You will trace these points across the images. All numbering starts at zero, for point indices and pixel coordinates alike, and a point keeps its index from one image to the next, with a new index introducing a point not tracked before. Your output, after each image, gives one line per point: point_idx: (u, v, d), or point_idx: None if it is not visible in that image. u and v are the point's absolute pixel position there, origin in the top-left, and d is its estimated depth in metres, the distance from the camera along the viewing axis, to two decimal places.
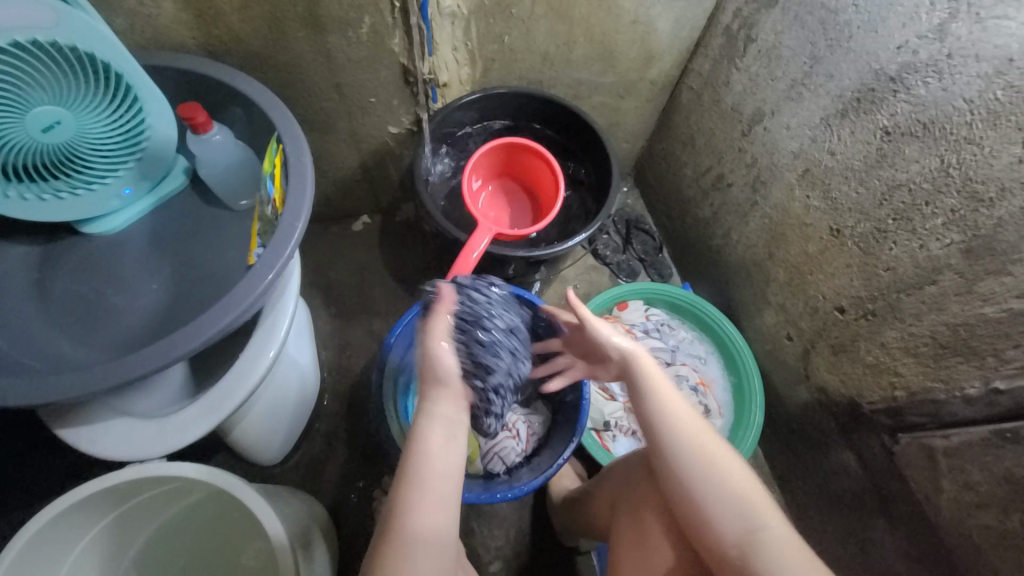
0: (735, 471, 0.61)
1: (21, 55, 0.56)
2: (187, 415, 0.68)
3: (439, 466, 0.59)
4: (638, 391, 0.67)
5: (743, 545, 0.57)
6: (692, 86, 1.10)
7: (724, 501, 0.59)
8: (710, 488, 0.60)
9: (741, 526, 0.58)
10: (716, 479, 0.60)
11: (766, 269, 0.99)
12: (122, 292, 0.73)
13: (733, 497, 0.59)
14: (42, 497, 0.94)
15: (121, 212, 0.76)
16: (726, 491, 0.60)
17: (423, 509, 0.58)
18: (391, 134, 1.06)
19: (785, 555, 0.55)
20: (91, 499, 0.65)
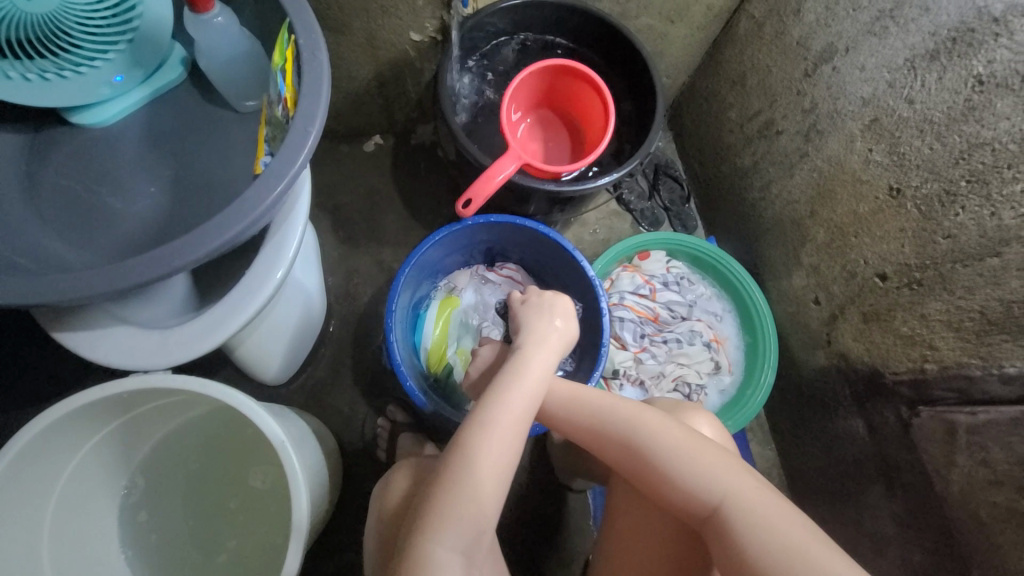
0: (684, 444, 0.61)
1: None
2: (190, 329, 0.65)
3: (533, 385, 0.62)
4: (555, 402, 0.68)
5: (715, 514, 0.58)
6: (753, 15, 0.98)
7: (674, 470, 0.60)
8: (656, 458, 0.61)
9: (696, 491, 0.59)
10: (661, 449, 0.62)
11: (805, 228, 0.93)
12: (117, 192, 0.67)
13: (683, 465, 0.60)
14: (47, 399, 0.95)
15: (110, 104, 0.67)
16: (672, 459, 0.61)
17: (504, 427, 0.58)
18: (413, 43, 0.95)
19: (756, 520, 0.55)
20: (97, 404, 0.64)
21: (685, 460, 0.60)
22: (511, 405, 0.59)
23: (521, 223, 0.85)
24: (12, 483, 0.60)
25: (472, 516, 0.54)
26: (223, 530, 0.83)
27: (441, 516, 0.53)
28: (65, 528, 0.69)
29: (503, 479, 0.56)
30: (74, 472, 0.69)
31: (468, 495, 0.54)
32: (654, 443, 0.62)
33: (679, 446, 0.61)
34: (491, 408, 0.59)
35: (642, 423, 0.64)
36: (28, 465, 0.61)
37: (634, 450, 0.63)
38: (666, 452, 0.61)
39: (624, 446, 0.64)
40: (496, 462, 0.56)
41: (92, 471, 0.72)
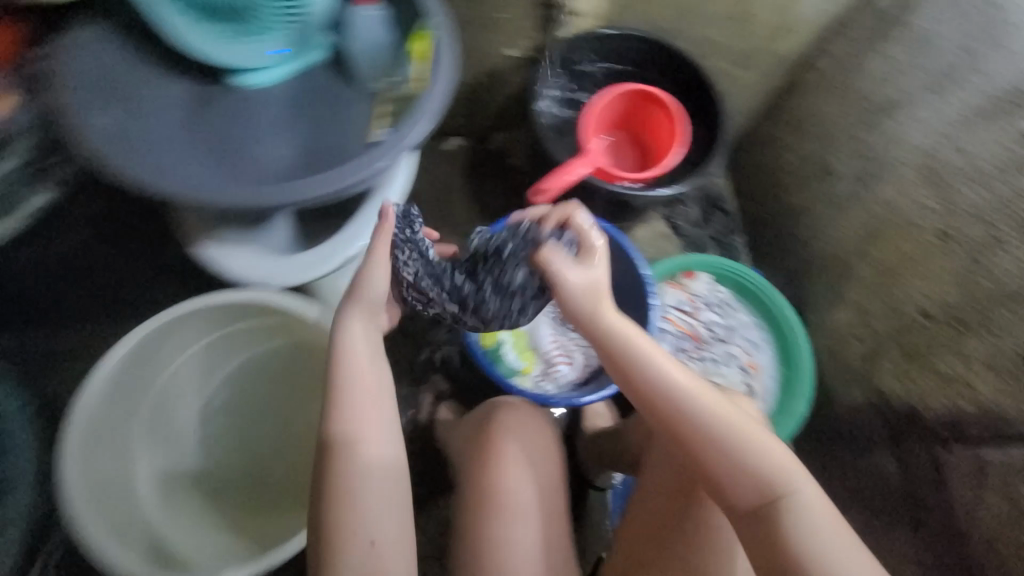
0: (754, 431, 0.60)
1: None
2: (299, 260, 0.81)
3: (364, 393, 0.62)
4: (623, 350, 0.63)
5: (768, 505, 0.57)
6: (820, 68, 1.06)
7: (735, 452, 0.59)
8: (719, 439, 0.59)
9: (756, 481, 0.58)
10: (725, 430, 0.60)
11: (852, 266, 0.97)
12: (256, 140, 0.79)
13: (747, 450, 0.59)
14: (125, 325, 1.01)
15: (265, 71, 0.81)
16: (737, 444, 0.59)
17: (367, 433, 0.60)
18: (505, 58, 1.07)
19: (813, 516, 0.56)
20: (221, 305, 0.80)
21: (747, 443, 0.59)
22: (371, 409, 0.62)
23: None
24: (128, 363, 0.76)
25: (357, 521, 0.57)
26: (271, 462, 0.88)
27: (337, 514, 0.58)
28: (158, 413, 0.84)
29: (384, 494, 0.59)
30: (189, 359, 0.85)
31: (357, 502, 0.58)
32: (722, 421, 0.60)
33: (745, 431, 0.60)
34: (350, 415, 0.61)
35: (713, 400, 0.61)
36: (158, 337, 0.78)
37: (687, 422, 0.61)
38: (732, 433, 0.60)
39: (679, 416, 0.61)
40: (374, 470, 0.59)
41: (188, 374, 0.86)
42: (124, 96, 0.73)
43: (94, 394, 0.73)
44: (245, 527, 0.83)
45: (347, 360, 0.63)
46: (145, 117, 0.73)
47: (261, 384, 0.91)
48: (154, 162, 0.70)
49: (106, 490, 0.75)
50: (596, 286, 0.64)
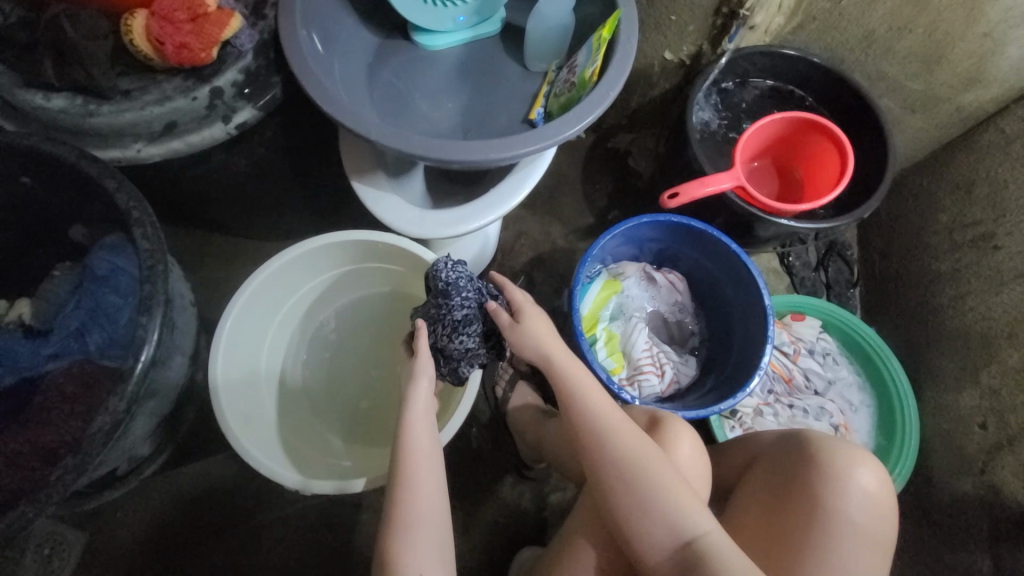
0: (694, 512, 0.62)
1: None
2: (441, 217, 0.81)
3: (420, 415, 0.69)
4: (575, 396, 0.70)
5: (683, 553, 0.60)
6: (1004, 129, 0.97)
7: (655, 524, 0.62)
8: (650, 508, 0.62)
9: (672, 551, 0.61)
10: (644, 493, 0.63)
11: (996, 348, 0.89)
12: (428, 97, 0.85)
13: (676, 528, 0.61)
14: (256, 246, 1.07)
15: (448, 36, 0.86)
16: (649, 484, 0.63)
17: (421, 487, 0.65)
18: (662, 60, 1.07)
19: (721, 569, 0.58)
20: (356, 244, 0.83)
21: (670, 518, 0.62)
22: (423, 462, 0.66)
23: (716, 236, 0.92)
24: (270, 282, 0.81)
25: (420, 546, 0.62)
26: (363, 394, 0.94)
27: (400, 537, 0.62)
28: (281, 331, 0.90)
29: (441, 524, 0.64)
30: (311, 286, 0.89)
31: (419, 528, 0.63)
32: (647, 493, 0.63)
33: (641, 488, 0.63)
34: (410, 468, 0.65)
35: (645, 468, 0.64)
36: (292, 264, 0.82)
37: (611, 490, 0.65)
38: (657, 510, 0.62)
39: (601, 478, 0.66)
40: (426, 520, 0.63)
41: (310, 301, 0.91)
42: (321, 28, 0.77)
43: (240, 307, 0.79)
44: (357, 438, 0.91)
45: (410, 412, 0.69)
46: (337, 54, 0.79)
47: (368, 323, 0.96)
48: (334, 91, 0.71)
49: (247, 391, 0.81)
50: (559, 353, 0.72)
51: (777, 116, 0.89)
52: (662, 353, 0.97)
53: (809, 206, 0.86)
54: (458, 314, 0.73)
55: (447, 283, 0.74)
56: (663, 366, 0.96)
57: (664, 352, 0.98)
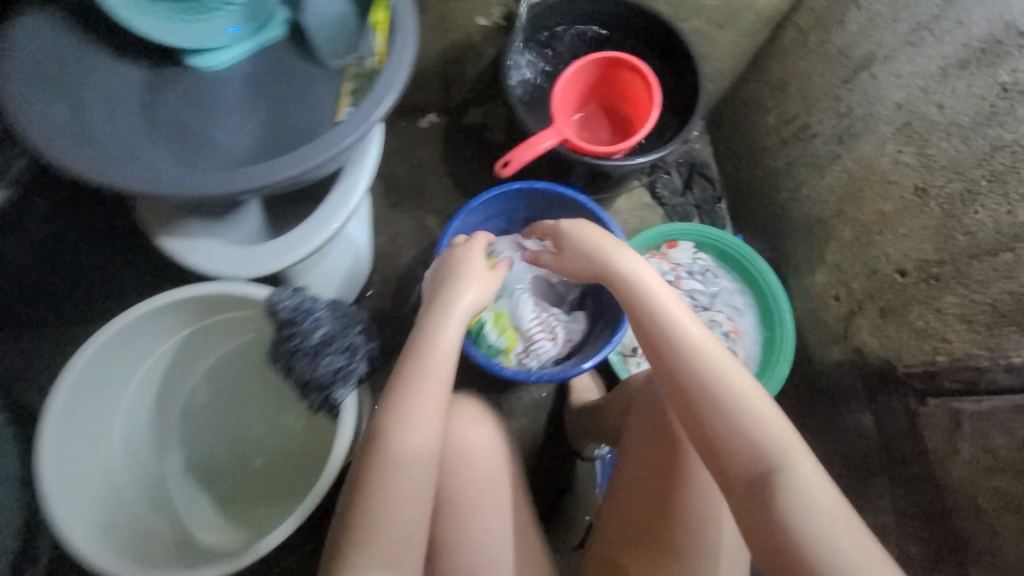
0: (729, 371, 0.63)
1: None
2: (270, 248, 0.76)
3: (433, 385, 0.63)
4: (652, 314, 0.68)
5: (766, 470, 0.58)
6: (799, 25, 1.04)
7: (734, 435, 0.60)
8: (734, 422, 0.61)
9: (751, 466, 0.59)
10: (740, 414, 0.61)
11: (831, 226, 0.97)
12: (220, 126, 0.77)
13: (750, 439, 0.60)
14: None
15: (223, 50, 0.78)
16: (724, 392, 0.62)
17: (415, 457, 0.58)
18: (479, 28, 1.04)
19: (805, 490, 0.56)
20: (179, 305, 0.75)
21: (753, 432, 0.60)
22: (420, 446, 0.59)
23: (562, 193, 0.95)
24: (92, 371, 0.72)
25: (398, 542, 0.55)
26: (248, 457, 0.88)
27: (379, 519, 0.55)
28: (136, 416, 0.81)
29: (419, 514, 0.57)
30: (154, 359, 0.81)
31: (399, 514, 0.56)
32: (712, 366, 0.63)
33: (734, 408, 0.61)
34: (402, 415, 0.61)
35: (709, 350, 0.64)
36: (116, 345, 0.74)
37: (708, 420, 0.62)
38: (733, 422, 0.61)
39: (707, 418, 0.62)
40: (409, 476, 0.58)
41: (160, 374, 0.83)
42: (58, 85, 0.69)
43: (60, 414, 0.69)
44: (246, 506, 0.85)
45: (423, 378, 0.63)
46: (93, 106, 0.71)
47: (237, 381, 0.89)
48: (101, 156, 0.65)
49: (97, 493, 0.73)
50: (630, 272, 0.72)
51: (582, 60, 0.88)
52: (550, 317, 0.99)
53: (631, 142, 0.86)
54: (314, 337, 0.68)
55: (295, 307, 0.69)
56: (553, 329, 0.97)
57: (552, 315, 0.99)
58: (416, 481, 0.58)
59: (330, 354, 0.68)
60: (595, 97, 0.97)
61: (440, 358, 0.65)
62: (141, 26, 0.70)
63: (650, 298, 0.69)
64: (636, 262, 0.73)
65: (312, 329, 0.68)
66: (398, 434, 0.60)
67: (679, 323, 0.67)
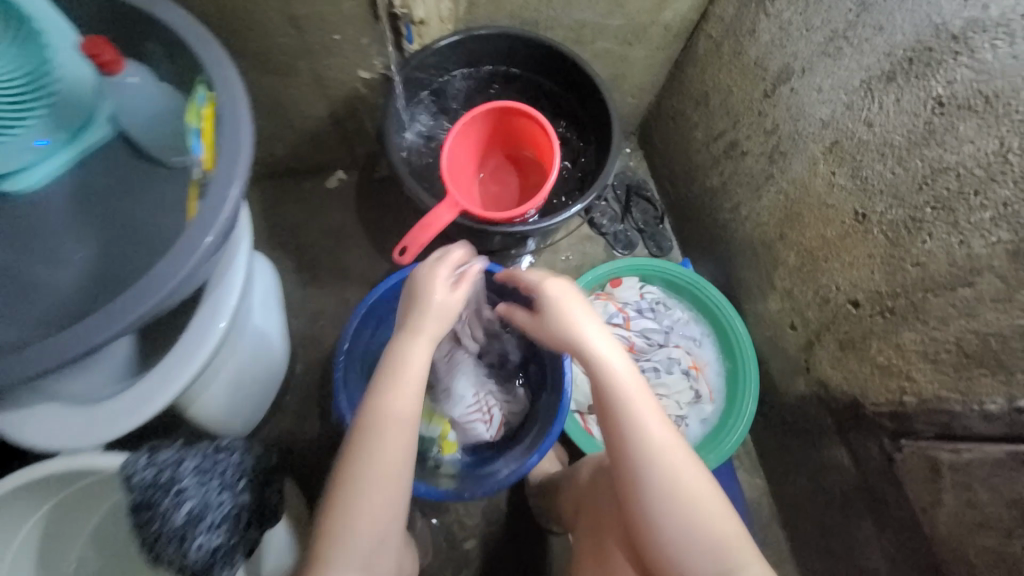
0: (688, 471, 0.58)
1: None
2: (123, 402, 0.63)
3: (393, 424, 0.57)
4: (616, 406, 0.59)
5: None
6: (711, 35, 0.95)
7: (691, 548, 0.56)
8: (686, 532, 0.56)
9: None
10: (692, 522, 0.56)
11: (776, 251, 0.89)
12: (47, 264, 0.64)
13: (708, 549, 0.55)
14: None
15: (36, 168, 0.65)
16: (679, 498, 0.57)
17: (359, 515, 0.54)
18: (363, 81, 0.91)
19: None
20: (23, 487, 0.63)
21: (709, 541, 0.56)
22: (374, 492, 0.54)
23: None
24: None
25: None
26: None
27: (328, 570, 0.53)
28: None
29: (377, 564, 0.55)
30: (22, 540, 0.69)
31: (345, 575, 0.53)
32: (672, 492, 0.57)
33: (687, 518, 0.56)
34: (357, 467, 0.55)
35: (681, 478, 0.57)
36: None
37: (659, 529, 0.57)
38: (687, 530, 0.56)
39: (658, 525, 0.57)
40: (389, 472, 0.55)
41: (33, 553, 0.71)
42: None
43: None
44: None
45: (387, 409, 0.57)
46: None
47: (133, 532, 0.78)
48: None
49: None
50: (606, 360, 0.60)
51: (466, 117, 0.77)
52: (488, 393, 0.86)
53: (534, 204, 0.76)
54: (176, 519, 0.56)
55: (149, 484, 0.57)
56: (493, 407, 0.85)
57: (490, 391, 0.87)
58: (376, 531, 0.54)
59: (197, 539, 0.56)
60: (497, 146, 0.87)
61: (407, 382, 0.59)
62: None
63: (627, 408, 0.59)
64: (614, 347, 0.61)
65: (175, 508, 0.57)
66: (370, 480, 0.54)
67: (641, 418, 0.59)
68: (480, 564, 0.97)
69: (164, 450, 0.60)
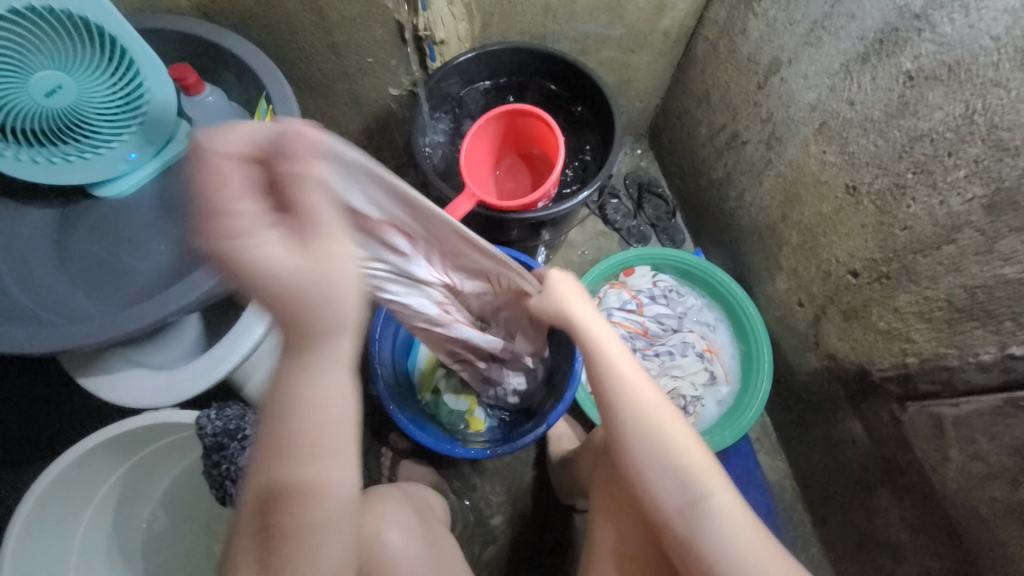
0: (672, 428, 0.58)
1: (30, 27, 0.62)
2: (194, 368, 0.74)
3: (305, 430, 0.44)
4: (601, 367, 0.59)
5: (698, 526, 0.54)
6: (707, 37, 1.03)
7: (671, 493, 0.56)
8: (665, 482, 0.56)
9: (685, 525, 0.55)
10: (672, 472, 0.56)
11: (779, 232, 0.94)
12: (130, 252, 0.77)
13: (688, 495, 0.55)
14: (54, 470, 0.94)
15: (127, 176, 0.79)
16: (662, 452, 0.57)
17: (293, 529, 0.46)
18: (392, 97, 1.04)
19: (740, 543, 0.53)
20: (113, 442, 0.75)
21: (689, 485, 0.56)
22: (299, 508, 0.46)
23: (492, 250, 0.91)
24: (36, 527, 0.71)
25: None
26: None
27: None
28: (93, 558, 0.80)
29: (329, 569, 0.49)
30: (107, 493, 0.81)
31: None
32: (647, 433, 0.57)
33: (668, 468, 0.56)
34: (273, 484, 0.45)
35: (667, 441, 0.57)
36: (58, 494, 0.73)
37: (639, 478, 0.58)
38: (668, 478, 0.56)
39: (641, 474, 0.57)
40: (318, 484, 0.46)
41: (112, 508, 0.82)
42: None
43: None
44: None
45: (289, 419, 0.44)
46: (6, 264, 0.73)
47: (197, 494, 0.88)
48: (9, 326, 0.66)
49: None
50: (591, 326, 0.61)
51: (481, 119, 0.87)
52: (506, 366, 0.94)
53: (546, 192, 0.85)
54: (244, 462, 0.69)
55: (222, 433, 0.69)
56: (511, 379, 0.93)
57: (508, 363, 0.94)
58: (318, 544, 0.47)
59: None
60: (510, 146, 0.96)
61: (313, 387, 0.43)
62: (36, 175, 0.71)
63: (605, 357, 0.60)
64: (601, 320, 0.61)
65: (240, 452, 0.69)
66: (292, 487, 0.45)
67: (627, 382, 0.59)
68: (506, 540, 1.02)
69: (232, 406, 0.72)
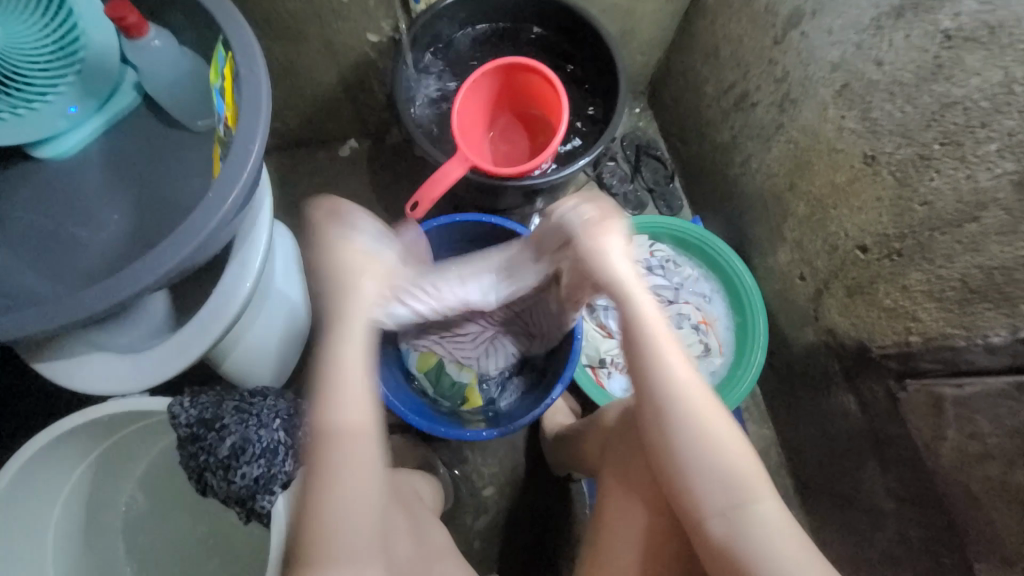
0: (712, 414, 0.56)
1: None
2: (160, 353, 0.68)
3: (351, 387, 0.53)
4: (641, 346, 0.57)
5: (734, 512, 0.53)
6: None
7: (707, 481, 0.54)
8: (701, 467, 0.55)
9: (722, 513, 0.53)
10: (706, 458, 0.55)
11: (785, 202, 0.89)
12: (79, 224, 0.68)
13: (723, 482, 0.54)
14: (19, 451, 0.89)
15: (69, 135, 0.69)
16: (699, 436, 0.55)
17: (348, 496, 0.51)
18: (372, 44, 0.93)
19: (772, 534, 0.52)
20: (83, 429, 0.70)
21: (724, 472, 0.54)
22: (353, 472, 0.51)
23: (494, 222, 0.84)
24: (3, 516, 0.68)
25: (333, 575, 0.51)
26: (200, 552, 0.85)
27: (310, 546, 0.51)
28: (72, 543, 0.77)
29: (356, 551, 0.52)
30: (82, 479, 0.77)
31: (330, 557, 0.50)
32: (696, 426, 0.55)
33: (700, 455, 0.55)
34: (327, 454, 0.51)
35: (709, 424, 0.55)
36: (26, 482, 0.69)
37: (672, 464, 0.56)
38: (704, 463, 0.55)
39: (675, 461, 0.56)
40: (360, 440, 0.52)
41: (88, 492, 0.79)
42: None
43: None
44: None
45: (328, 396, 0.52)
46: None
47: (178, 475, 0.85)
48: None
49: None
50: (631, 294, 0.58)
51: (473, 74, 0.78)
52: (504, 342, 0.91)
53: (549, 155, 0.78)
54: (222, 451, 0.70)
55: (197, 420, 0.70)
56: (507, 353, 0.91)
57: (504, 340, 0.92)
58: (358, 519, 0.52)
59: (241, 469, 0.70)
60: (506, 105, 0.88)
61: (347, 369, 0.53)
62: None
63: (652, 342, 0.56)
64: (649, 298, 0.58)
65: (220, 441, 0.71)
66: (339, 454, 0.51)
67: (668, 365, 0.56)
68: (497, 507, 1.02)
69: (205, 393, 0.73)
